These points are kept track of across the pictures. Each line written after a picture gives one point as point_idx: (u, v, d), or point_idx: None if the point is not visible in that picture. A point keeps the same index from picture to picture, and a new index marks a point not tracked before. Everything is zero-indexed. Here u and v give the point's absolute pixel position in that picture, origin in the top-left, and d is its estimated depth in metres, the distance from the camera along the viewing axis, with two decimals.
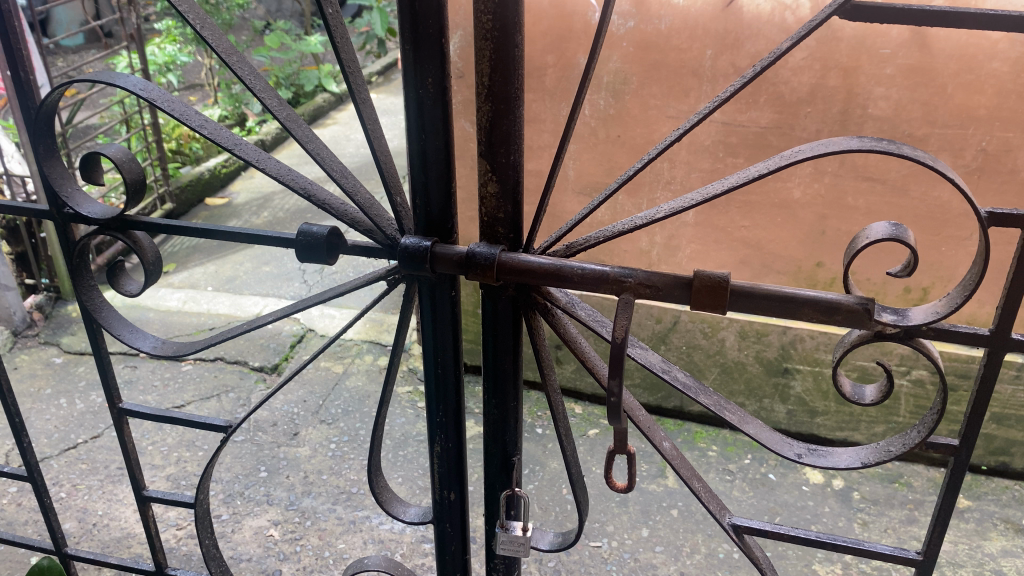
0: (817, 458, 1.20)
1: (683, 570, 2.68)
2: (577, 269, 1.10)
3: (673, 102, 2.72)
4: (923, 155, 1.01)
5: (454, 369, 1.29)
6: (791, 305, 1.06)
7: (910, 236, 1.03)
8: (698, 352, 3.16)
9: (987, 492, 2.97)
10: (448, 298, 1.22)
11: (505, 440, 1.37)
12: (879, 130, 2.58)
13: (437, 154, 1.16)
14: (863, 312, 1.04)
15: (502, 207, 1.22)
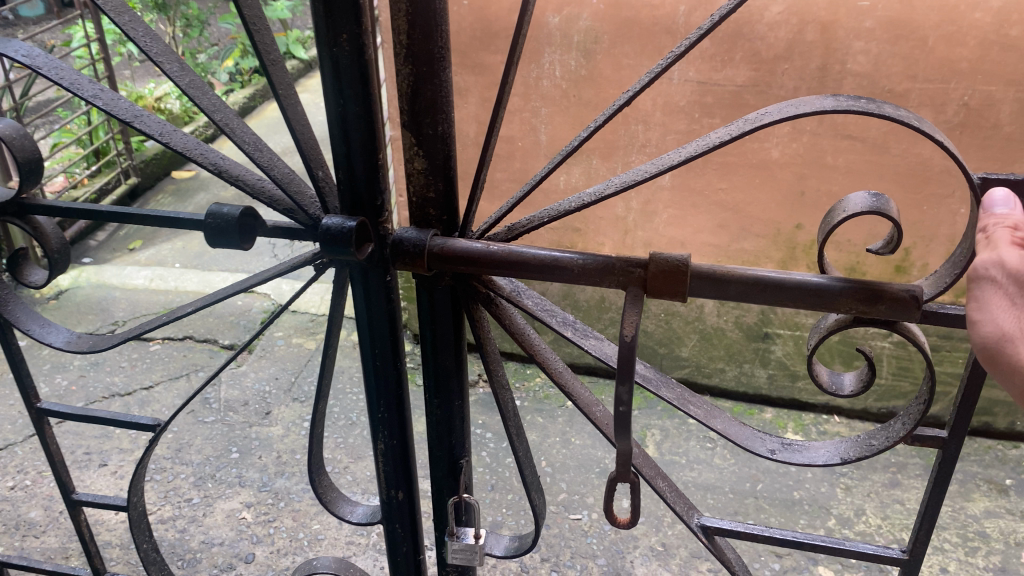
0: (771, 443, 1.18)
1: (665, 540, 2.64)
2: (556, 266, 1.05)
3: (647, 61, 2.62)
4: (909, 116, 0.95)
5: (395, 361, 1.21)
6: (825, 294, 0.99)
7: (892, 208, 0.96)
8: (677, 319, 3.11)
9: (970, 453, 2.94)
10: (384, 284, 1.14)
11: (452, 437, 1.38)
12: (859, 86, 2.50)
13: (358, 122, 1.07)
14: (903, 304, 0.97)
15: (433, 185, 1.17)
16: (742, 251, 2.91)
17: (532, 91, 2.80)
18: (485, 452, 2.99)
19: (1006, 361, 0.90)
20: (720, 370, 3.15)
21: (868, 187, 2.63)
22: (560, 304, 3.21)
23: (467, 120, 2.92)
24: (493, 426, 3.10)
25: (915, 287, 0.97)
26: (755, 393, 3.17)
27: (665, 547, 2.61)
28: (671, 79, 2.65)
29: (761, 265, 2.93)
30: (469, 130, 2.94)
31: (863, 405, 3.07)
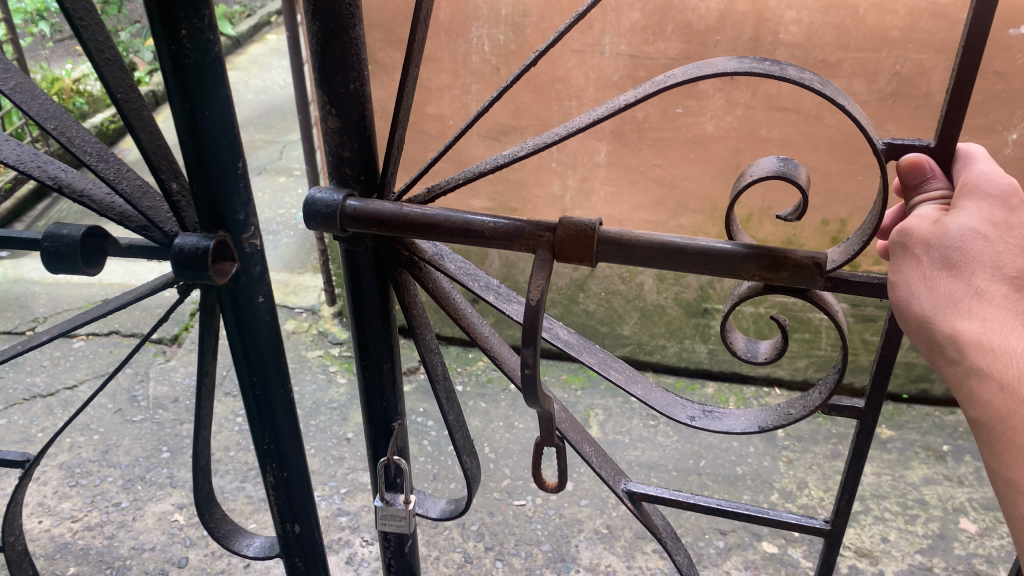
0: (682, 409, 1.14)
1: (610, 523, 2.60)
2: (472, 232, 0.99)
3: (577, 35, 2.57)
4: (814, 78, 0.88)
5: (278, 381, 1.18)
6: (730, 261, 0.93)
7: (799, 173, 0.91)
8: (616, 298, 3.06)
9: (908, 421, 2.97)
10: (254, 305, 1.10)
11: (384, 401, 1.30)
12: (792, 57, 2.46)
13: (211, 127, 0.99)
14: (808, 271, 0.92)
15: (347, 144, 1.11)
16: (679, 228, 2.87)
17: (461, 67, 2.70)
18: (426, 441, 2.90)
19: (924, 328, 0.85)
20: (661, 347, 3.13)
21: (803, 159, 2.61)
22: None
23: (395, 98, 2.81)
24: (435, 414, 3.02)
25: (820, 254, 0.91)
26: (696, 368, 3.16)
27: (610, 529, 2.58)
28: (603, 53, 2.58)
29: None
30: None
31: (803, 376, 3.08)
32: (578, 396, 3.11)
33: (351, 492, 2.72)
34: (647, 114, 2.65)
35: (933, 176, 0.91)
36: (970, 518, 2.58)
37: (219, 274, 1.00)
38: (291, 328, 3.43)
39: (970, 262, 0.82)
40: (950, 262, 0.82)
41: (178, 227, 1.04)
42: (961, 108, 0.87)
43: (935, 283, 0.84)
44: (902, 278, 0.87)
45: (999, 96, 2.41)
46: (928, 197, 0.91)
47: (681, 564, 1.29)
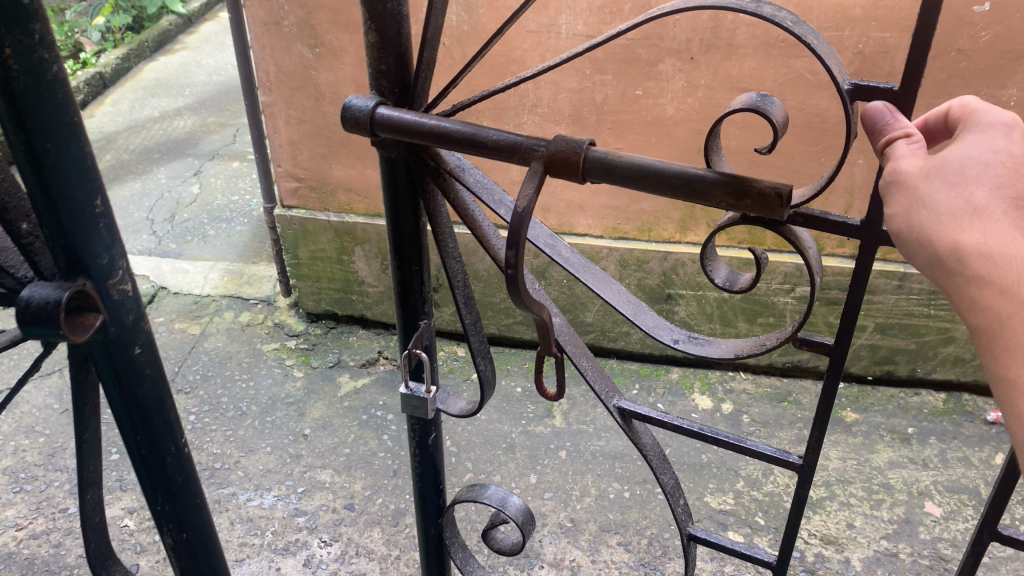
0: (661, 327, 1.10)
1: (574, 516, 2.55)
2: (485, 145, 0.97)
3: (532, 15, 2.47)
4: (786, 16, 0.85)
5: (168, 441, 1.15)
6: (697, 186, 0.87)
7: (777, 106, 0.89)
8: (579, 285, 3.00)
9: (873, 404, 2.95)
10: (131, 359, 1.06)
11: (412, 301, 1.27)
12: (753, 36, 2.37)
13: (60, 162, 0.92)
14: (762, 205, 0.85)
15: (384, 58, 1.06)
16: (641, 212, 2.80)
17: None
18: (386, 435, 2.82)
19: (926, 251, 0.79)
20: (625, 333, 3.09)
21: (765, 140, 2.55)
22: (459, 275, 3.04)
23: (344, 83, 2.69)
24: (395, 407, 2.93)
25: (785, 184, 0.83)
26: (661, 354, 3.13)
27: (574, 523, 2.53)
28: (559, 33, 2.49)
29: (661, 225, 2.82)
30: (347, 94, 2.71)
31: (768, 360, 3.06)
32: None
33: (309, 491, 2.63)
34: (606, 96, 2.58)
35: (894, 119, 0.85)
36: (935, 501, 2.56)
37: (76, 327, 0.96)
38: (246, 320, 3.32)
39: (976, 180, 0.78)
40: (954, 181, 0.78)
41: (34, 271, 1.03)
42: (925, 45, 0.79)
43: (936, 204, 0.78)
44: (895, 205, 0.81)
45: (962, 75, 2.36)
46: (893, 138, 0.85)
47: (664, 483, 1.25)
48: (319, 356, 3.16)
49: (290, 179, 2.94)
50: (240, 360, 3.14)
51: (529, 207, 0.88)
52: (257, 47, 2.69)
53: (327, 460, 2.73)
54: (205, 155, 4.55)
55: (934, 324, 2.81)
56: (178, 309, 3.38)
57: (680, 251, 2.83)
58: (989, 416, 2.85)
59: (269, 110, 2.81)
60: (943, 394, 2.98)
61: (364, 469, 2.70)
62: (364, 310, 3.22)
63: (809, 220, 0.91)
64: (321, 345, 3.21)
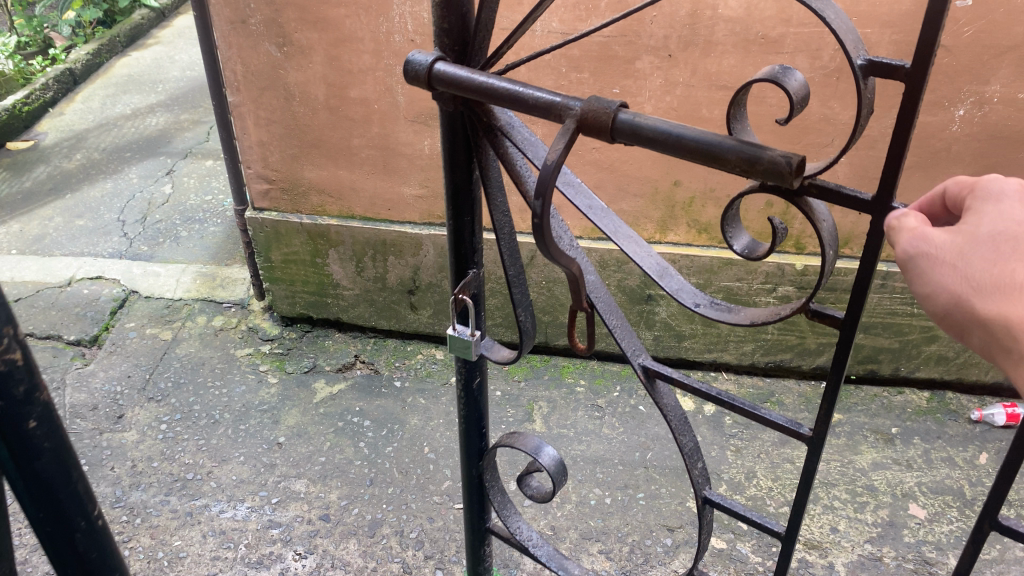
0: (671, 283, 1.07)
1: (554, 523, 2.51)
2: (529, 104, 0.98)
3: (506, 12, 2.40)
4: None
5: (71, 506, 1.23)
6: (711, 151, 0.85)
7: (795, 79, 0.84)
8: (558, 287, 2.94)
9: (856, 403, 2.92)
10: (27, 433, 1.12)
11: (466, 252, 1.31)
12: (731, 33, 2.33)
13: None
14: (766, 173, 0.81)
15: (447, 16, 1.09)
16: (621, 213, 2.75)
17: (383, 47, 2.51)
18: (362, 443, 2.75)
19: (978, 331, 0.78)
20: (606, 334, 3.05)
21: None
22: (436, 277, 2.97)
23: (314, 82, 2.61)
24: (372, 413, 2.86)
25: (795, 154, 0.79)
26: None
27: (554, 530, 2.49)
28: (534, 30, 2.42)
29: (641, 225, 2.77)
30: (318, 93, 2.63)
31: (750, 360, 3.02)
32: (521, 388, 3.00)
33: (283, 502, 2.56)
34: (583, 94, 2.52)
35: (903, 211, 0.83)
36: (919, 503, 2.53)
37: None
38: (219, 325, 3.25)
39: (1017, 254, 0.75)
40: (995, 258, 0.76)
41: None
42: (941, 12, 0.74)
43: (976, 288, 0.77)
44: (934, 290, 0.80)
45: (945, 71, 2.31)
46: (905, 226, 0.82)
47: (686, 445, 1.17)
48: (294, 361, 3.09)
49: (261, 181, 2.87)
50: (214, 366, 3.07)
51: (557, 160, 0.89)
52: (223, 46, 2.61)
53: (302, 470, 2.67)
54: (178, 154, 4.46)
55: (917, 323, 2.78)
56: (150, 314, 3.30)
57: (660, 251, 2.79)
58: (973, 415, 2.83)
59: (238, 111, 2.73)
60: (927, 392, 2.95)
61: (340, 478, 2.63)
62: (339, 313, 3.15)
63: (824, 192, 0.84)
64: (296, 349, 3.14)
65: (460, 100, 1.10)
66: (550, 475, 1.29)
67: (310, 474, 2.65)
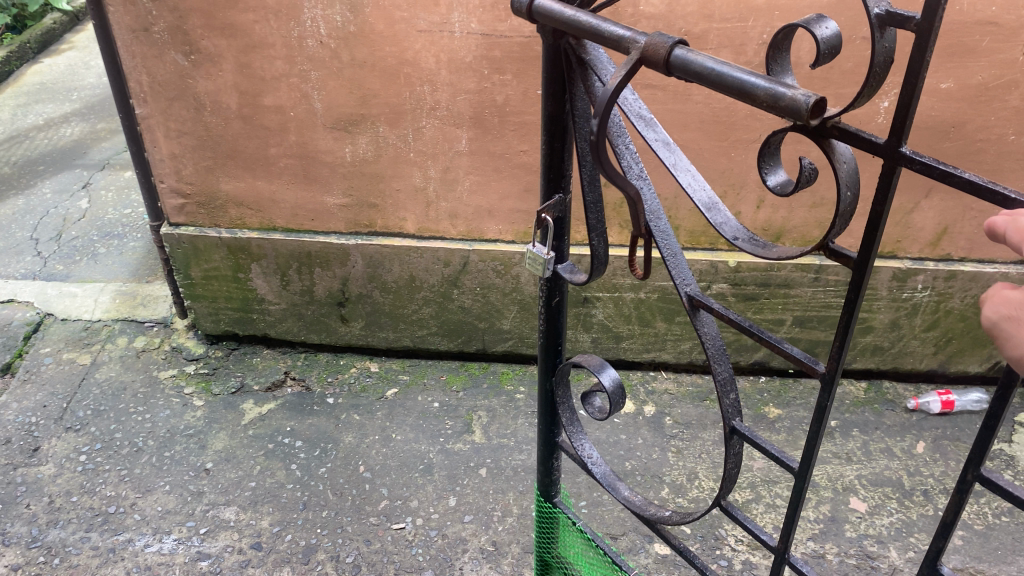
0: (716, 215, 1.00)
1: (495, 539, 2.40)
2: (606, 36, 0.96)
3: (422, 13, 2.30)
4: None
5: None
6: (746, 90, 0.81)
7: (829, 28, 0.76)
8: (493, 292, 2.86)
9: (795, 397, 2.91)
10: None
11: (553, 178, 1.25)
12: (654, 30, 2.29)
13: None
14: (785, 111, 0.77)
15: None
16: None
17: (296, 53, 2.40)
18: (294, 465, 2.65)
19: None
20: None
21: (673, 137, 2.47)
22: (366, 287, 2.87)
23: (225, 91, 2.49)
24: (304, 433, 2.76)
25: (816, 94, 0.75)
26: None
27: (496, 546, 2.38)
28: (453, 32, 2.33)
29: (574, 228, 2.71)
30: (230, 102, 2.51)
31: (688, 358, 2.99)
32: (459, 398, 2.91)
33: (212, 532, 2.44)
34: (507, 96, 2.44)
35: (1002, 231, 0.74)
36: (860, 496, 2.52)
37: None
38: (141, 346, 3.11)
39: None
40: None
41: None
42: None
43: None
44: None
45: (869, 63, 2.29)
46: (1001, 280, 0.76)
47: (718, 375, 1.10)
48: (221, 382, 2.97)
49: (176, 196, 2.74)
50: (136, 390, 2.93)
51: (617, 86, 0.86)
52: (126, 56, 2.47)
53: (231, 496, 2.55)
54: (95, 166, 4.27)
55: None
56: (66, 338, 3.14)
57: None
58: (910, 404, 2.85)
59: (146, 123, 2.59)
60: (863, 382, 2.97)
61: (271, 504, 2.52)
62: (267, 329, 3.04)
63: (845, 135, 0.78)
64: (223, 368, 3.02)
65: (557, 30, 1.08)
66: (606, 394, 1.21)
67: (239, 501, 2.53)
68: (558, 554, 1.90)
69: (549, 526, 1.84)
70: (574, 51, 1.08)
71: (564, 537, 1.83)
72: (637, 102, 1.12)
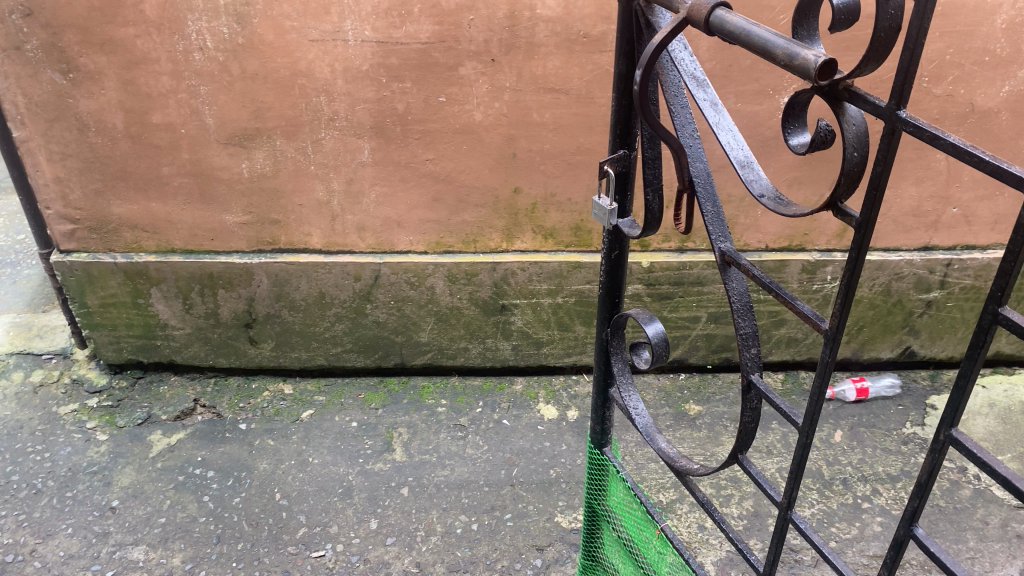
0: (747, 173, 0.92)
1: (420, 560, 2.31)
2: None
3: (313, 22, 2.22)
4: None
5: None
6: (766, 50, 0.78)
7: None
8: (408, 305, 2.78)
9: (715, 393, 2.92)
10: None
11: (621, 132, 1.19)
12: (552, 33, 2.25)
13: None
14: (795, 72, 0.75)
15: None
16: (464, 224, 2.63)
17: (183, 67, 2.29)
18: (207, 497, 2.53)
19: None
20: (463, 349, 2.92)
21: (579, 141, 2.44)
22: (274, 307, 2.77)
23: (109, 110, 2.36)
24: (216, 462, 2.65)
25: (825, 56, 0.72)
26: (503, 366, 2.98)
27: (420, 568, 2.29)
28: (346, 40, 2.26)
29: (486, 236, 2.66)
30: (115, 121, 2.38)
31: None
32: (379, 415, 2.83)
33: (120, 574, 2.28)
34: (407, 105, 2.37)
35: None
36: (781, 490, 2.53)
37: None
38: (38, 381, 2.94)
39: None
40: None
41: None
42: None
43: None
44: None
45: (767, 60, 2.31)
46: None
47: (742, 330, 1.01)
48: (125, 414, 2.82)
49: (65, 222, 2.59)
50: (33, 429, 2.75)
51: (660, 42, 0.89)
52: None
53: (140, 535, 2.41)
54: None
55: (765, 308, 2.82)
56: None
57: (508, 260, 2.68)
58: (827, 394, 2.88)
59: (25, 147, 2.44)
60: (781, 374, 3.00)
61: (183, 540, 2.39)
62: (173, 355, 2.91)
63: (852, 99, 0.73)
64: (128, 400, 2.88)
65: None
66: (649, 345, 1.13)
67: (149, 539, 2.39)
68: (602, 508, 1.81)
69: (601, 477, 1.74)
70: (642, 15, 1.06)
71: (611, 495, 1.73)
72: (693, 62, 1.05)
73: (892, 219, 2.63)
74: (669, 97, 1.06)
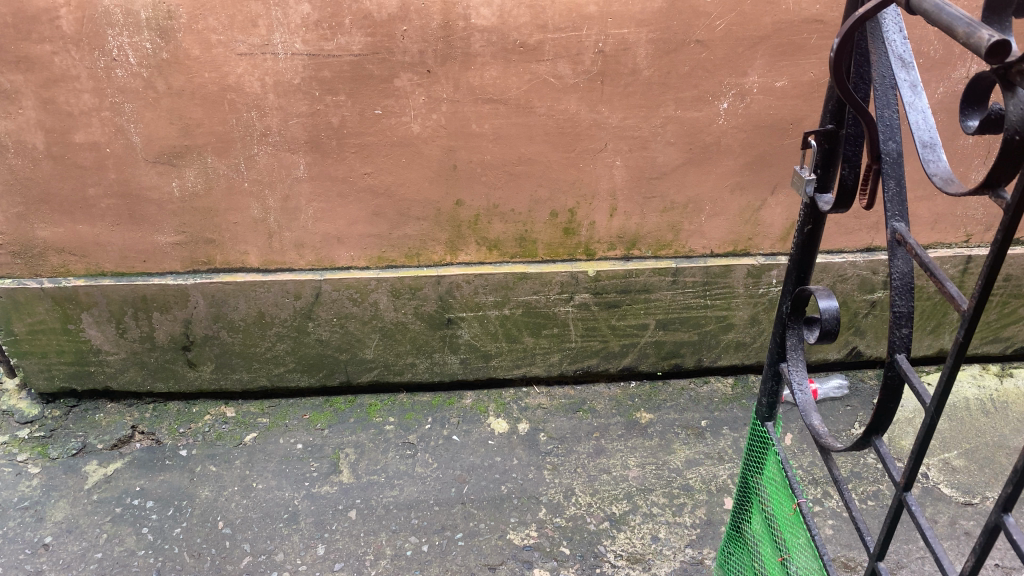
0: (926, 153, 0.93)
1: None
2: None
3: (241, 36, 2.15)
4: None
5: None
6: (950, 27, 0.83)
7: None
8: (351, 322, 2.72)
9: (665, 400, 2.92)
10: None
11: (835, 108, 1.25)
12: (488, 43, 2.21)
13: None
14: (972, 49, 0.79)
15: None
16: (406, 238, 2.57)
17: (104, 84, 2.20)
18: (146, 529, 2.42)
19: None
20: (410, 365, 2.87)
21: (521, 151, 2.40)
22: (212, 328, 2.69)
23: (29, 130, 2.25)
24: (155, 492, 2.55)
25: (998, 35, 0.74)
26: (451, 380, 2.93)
27: None
28: (276, 54, 2.19)
29: (429, 249, 2.60)
30: (35, 142, 2.27)
31: (559, 371, 2.94)
32: (325, 436, 2.76)
33: None
34: (342, 118, 2.31)
35: None
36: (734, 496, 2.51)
37: None
38: None
39: None
40: None
41: None
42: None
43: None
44: None
45: (705, 67, 2.29)
46: None
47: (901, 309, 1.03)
48: (57, 445, 2.71)
49: None
50: None
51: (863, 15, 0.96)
52: None
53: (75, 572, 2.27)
54: None
55: (711, 314, 2.83)
56: None
57: (453, 273, 2.63)
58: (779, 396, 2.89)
59: None
60: (730, 378, 3.01)
61: None
62: (108, 381, 2.81)
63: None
64: (60, 430, 2.77)
65: None
66: (821, 318, 1.21)
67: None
68: (755, 480, 1.77)
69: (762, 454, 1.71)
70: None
71: (767, 472, 1.69)
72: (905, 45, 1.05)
73: (835, 222, 2.64)
74: (877, 79, 1.06)
